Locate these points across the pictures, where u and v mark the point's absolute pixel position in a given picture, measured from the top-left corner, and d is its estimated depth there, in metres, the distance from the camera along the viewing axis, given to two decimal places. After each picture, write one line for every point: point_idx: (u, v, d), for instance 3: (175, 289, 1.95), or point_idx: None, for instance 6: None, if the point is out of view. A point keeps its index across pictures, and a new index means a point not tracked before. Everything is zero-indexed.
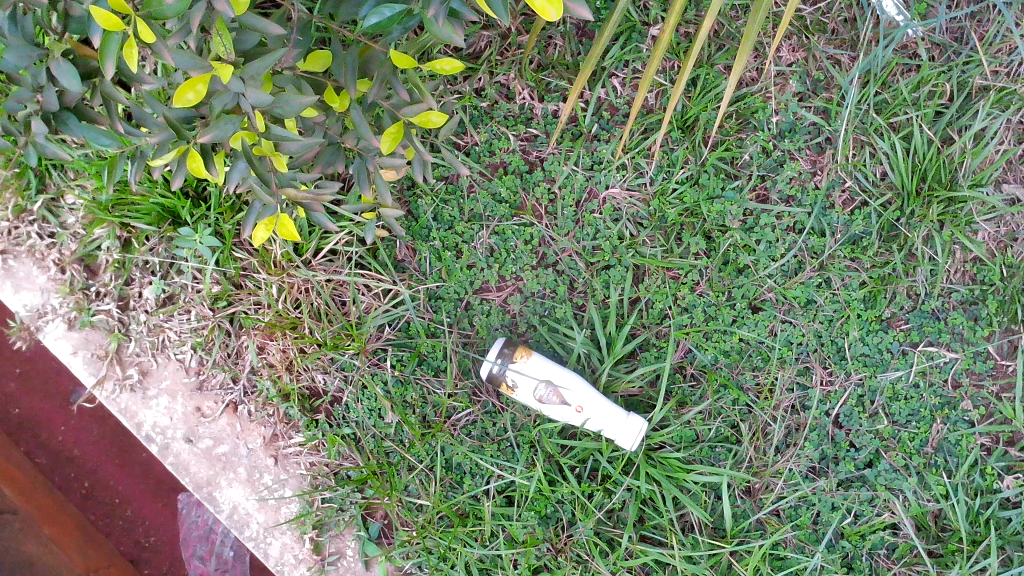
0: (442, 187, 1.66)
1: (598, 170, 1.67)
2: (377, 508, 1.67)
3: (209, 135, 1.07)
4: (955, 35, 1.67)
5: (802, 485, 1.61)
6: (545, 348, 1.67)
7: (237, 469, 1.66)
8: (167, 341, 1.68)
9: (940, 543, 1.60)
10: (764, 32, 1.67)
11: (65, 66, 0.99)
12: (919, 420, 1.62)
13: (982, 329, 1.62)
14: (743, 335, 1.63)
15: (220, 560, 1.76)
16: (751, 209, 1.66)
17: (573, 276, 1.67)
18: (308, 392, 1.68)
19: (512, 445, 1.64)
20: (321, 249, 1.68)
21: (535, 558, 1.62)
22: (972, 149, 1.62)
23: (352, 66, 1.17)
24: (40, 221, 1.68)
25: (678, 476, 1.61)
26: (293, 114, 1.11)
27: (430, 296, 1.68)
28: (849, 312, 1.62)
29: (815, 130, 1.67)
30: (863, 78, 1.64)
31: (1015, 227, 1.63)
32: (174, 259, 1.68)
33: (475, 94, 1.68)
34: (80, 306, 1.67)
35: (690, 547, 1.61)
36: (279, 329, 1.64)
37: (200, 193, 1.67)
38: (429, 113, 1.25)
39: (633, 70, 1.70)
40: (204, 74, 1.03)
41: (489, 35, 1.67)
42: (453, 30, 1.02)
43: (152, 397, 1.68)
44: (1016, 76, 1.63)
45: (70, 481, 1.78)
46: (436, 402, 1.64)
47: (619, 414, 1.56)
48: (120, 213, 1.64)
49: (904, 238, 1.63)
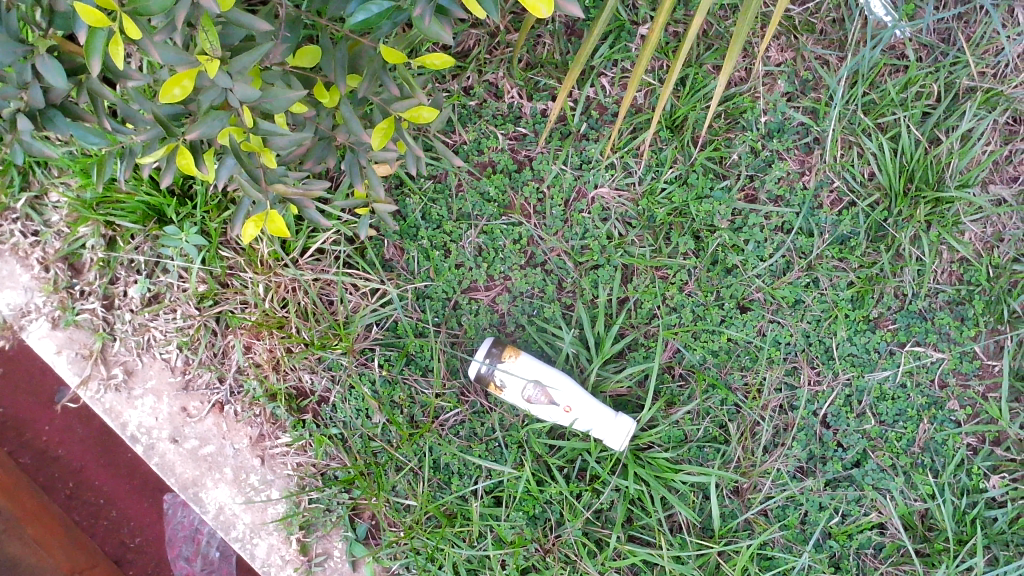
0: (430, 186, 1.66)
1: (587, 170, 1.67)
2: (365, 509, 1.66)
3: (197, 132, 1.07)
4: (943, 35, 1.67)
5: (790, 485, 1.61)
6: (534, 347, 1.66)
7: (224, 469, 1.65)
8: (153, 341, 1.67)
9: (927, 542, 1.61)
10: (753, 32, 1.67)
11: (50, 63, 0.97)
12: (906, 420, 1.63)
13: (969, 329, 1.62)
14: (731, 335, 1.63)
15: (206, 560, 1.74)
16: (740, 209, 1.66)
17: (562, 275, 1.66)
18: (295, 392, 1.66)
19: (500, 445, 1.63)
20: (309, 248, 1.67)
21: (523, 559, 1.61)
22: (959, 149, 1.62)
23: (341, 62, 1.15)
24: (23, 220, 1.66)
25: (666, 476, 1.61)
26: (282, 108, 1.11)
27: (419, 295, 1.67)
28: (837, 312, 1.63)
29: (803, 130, 1.67)
30: (851, 79, 1.64)
31: (1001, 227, 1.64)
32: (160, 258, 1.66)
33: (464, 93, 1.67)
34: (64, 305, 1.65)
35: (678, 547, 1.61)
36: (266, 328, 1.63)
37: (186, 191, 1.65)
38: (420, 108, 1.24)
39: (622, 69, 1.69)
40: (189, 70, 1.02)
41: (478, 33, 1.66)
42: (441, 27, 1.02)
43: (137, 396, 1.66)
44: (1003, 77, 1.64)
45: (54, 481, 1.76)
46: (424, 402, 1.63)
47: (607, 414, 1.56)
48: (105, 212, 1.62)
49: (891, 238, 1.64)
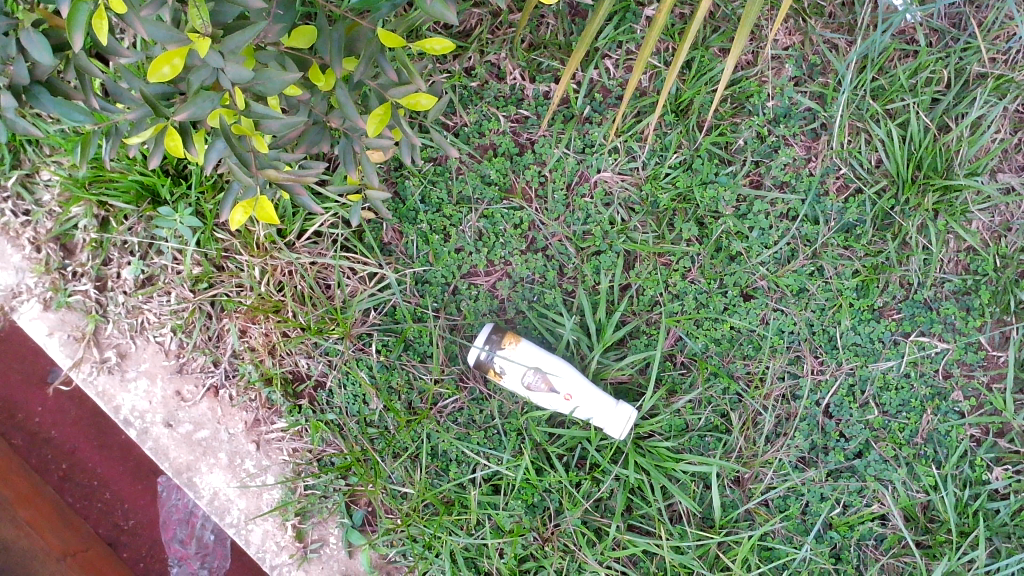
0: (430, 169, 1.62)
1: (590, 154, 1.63)
2: (361, 496, 1.64)
3: (186, 112, 1.01)
4: (954, 21, 1.64)
5: (791, 476, 1.60)
6: (533, 334, 1.64)
7: (218, 454, 1.63)
8: (147, 323, 1.65)
9: (929, 534, 1.60)
10: (761, 14, 1.64)
11: (34, 36, 0.93)
12: (910, 410, 1.61)
13: (974, 319, 1.60)
14: (734, 323, 1.61)
15: (200, 543, 1.74)
16: (745, 195, 1.63)
17: (563, 260, 1.63)
18: (291, 377, 1.64)
19: (499, 433, 1.61)
20: (305, 231, 1.63)
21: (521, 548, 1.60)
22: (969, 137, 1.60)
23: (337, 44, 1.10)
24: (14, 199, 1.62)
25: (667, 465, 1.60)
26: (274, 92, 1.06)
27: (417, 280, 1.64)
28: (841, 301, 1.60)
29: (810, 115, 1.64)
30: (860, 64, 1.61)
31: (1009, 217, 1.61)
32: (154, 239, 1.63)
33: (465, 74, 1.64)
34: (56, 286, 1.62)
35: (678, 537, 1.60)
36: (262, 312, 1.60)
37: (180, 170, 1.63)
38: (417, 95, 1.21)
39: (627, 51, 1.66)
40: (180, 47, 0.97)
41: (479, 13, 1.63)
42: (445, 5, 0.99)
43: (131, 379, 1.64)
44: (1014, 63, 1.61)
45: (46, 463, 1.73)
46: (422, 388, 1.61)
47: (608, 403, 1.53)
48: (98, 191, 1.59)
49: (898, 227, 1.61)
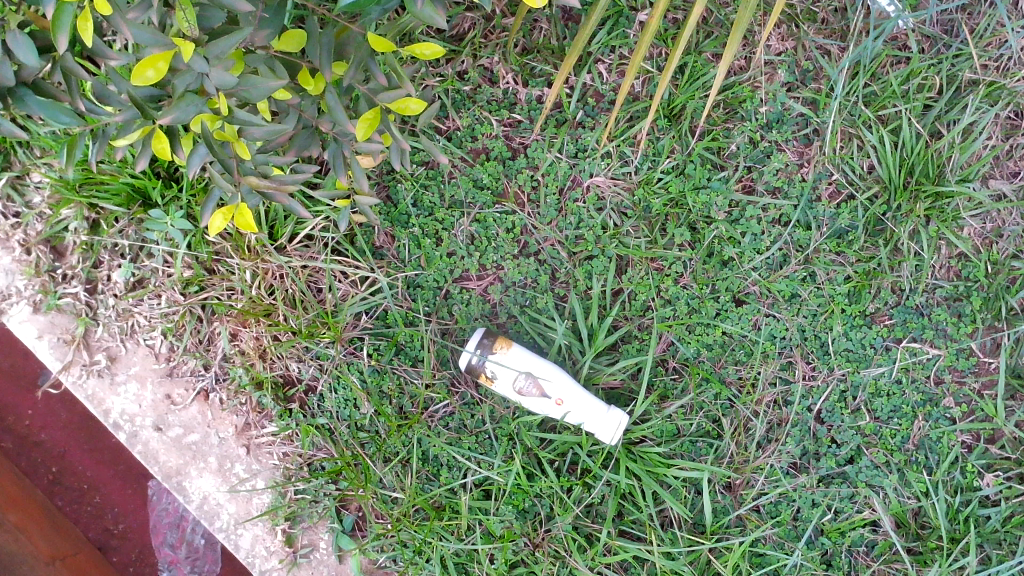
0: (422, 173, 1.62)
1: (583, 159, 1.63)
2: (351, 501, 1.63)
3: (170, 117, 1.01)
4: (945, 27, 1.64)
5: (783, 482, 1.60)
6: (525, 339, 1.64)
7: (208, 458, 1.62)
8: (137, 326, 1.64)
9: (920, 540, 1.60)
10: (754, 20, 1.64)
11: (21, 39, 0.93)
12: (901, 416, 1.61)
13: (966, 326, 1.60)
14: (726, 328, 1.61)
15: (191, 548, 1.73)
16: (737, 200, 1.63)
17: (555, 265, 1.63)
18: (282, 381, 1.63)
19: (490, 438, 1.61)
20: (297, 234, 1.63)
21: (511, 553, 1.59)
22: (960, 144, 1.60)
23: (327, 48, 1.09)
24: (4, 200, 1.61)
25: (658, 470, 1.59)
26: (260, 97, 1.06)
27: (409, 284, 1.63)
28: (833, 306, 1.61)
29: (803, 121, 1.65)
30: (852, 70, 1.62)
31: (1001, 223, 1.62)
32: (144, 242, 1.63)
33: (458, 78, 1.64)
34: (46, 289, 1.61)
35: (669, 543, 1.59)
36: (252, 316, 1.60)
37: (172, 173, 1.62)
38: (407, 100, 1.19)
39: (620, 55, 1.66)
40: (166, 51, 0.97)
41: (473, 17, 1.63)
42: (434, 10, 0.99)
43: (120, 382, 1.63)
44: (1005, 70, 1.62)
45: (36, 466, 1.72)
46: (413, 392, 1.60)
47: (599, 408, 1.53)
48: (88, 193, 1.58)
49: (890, 233, 1.62)
